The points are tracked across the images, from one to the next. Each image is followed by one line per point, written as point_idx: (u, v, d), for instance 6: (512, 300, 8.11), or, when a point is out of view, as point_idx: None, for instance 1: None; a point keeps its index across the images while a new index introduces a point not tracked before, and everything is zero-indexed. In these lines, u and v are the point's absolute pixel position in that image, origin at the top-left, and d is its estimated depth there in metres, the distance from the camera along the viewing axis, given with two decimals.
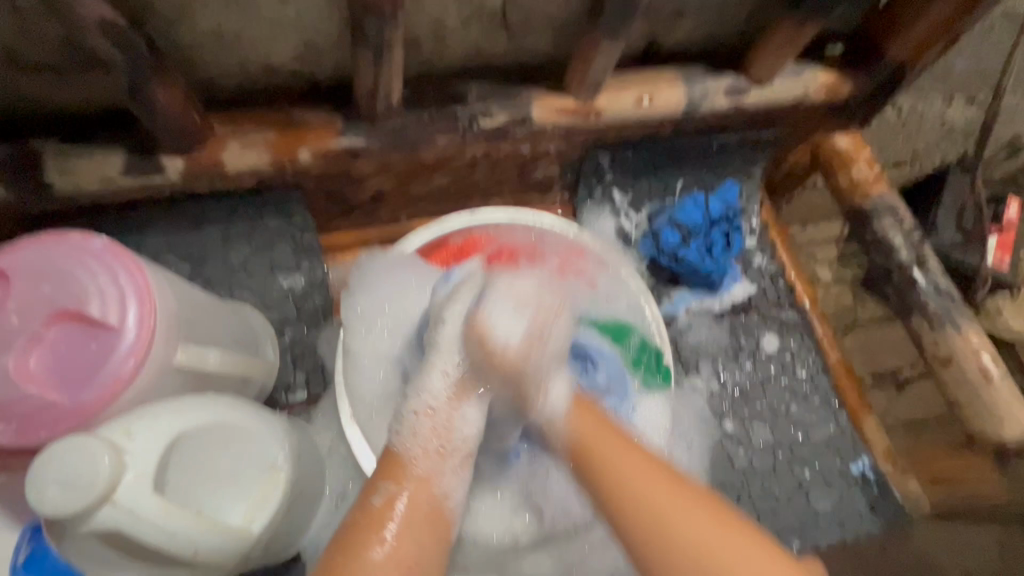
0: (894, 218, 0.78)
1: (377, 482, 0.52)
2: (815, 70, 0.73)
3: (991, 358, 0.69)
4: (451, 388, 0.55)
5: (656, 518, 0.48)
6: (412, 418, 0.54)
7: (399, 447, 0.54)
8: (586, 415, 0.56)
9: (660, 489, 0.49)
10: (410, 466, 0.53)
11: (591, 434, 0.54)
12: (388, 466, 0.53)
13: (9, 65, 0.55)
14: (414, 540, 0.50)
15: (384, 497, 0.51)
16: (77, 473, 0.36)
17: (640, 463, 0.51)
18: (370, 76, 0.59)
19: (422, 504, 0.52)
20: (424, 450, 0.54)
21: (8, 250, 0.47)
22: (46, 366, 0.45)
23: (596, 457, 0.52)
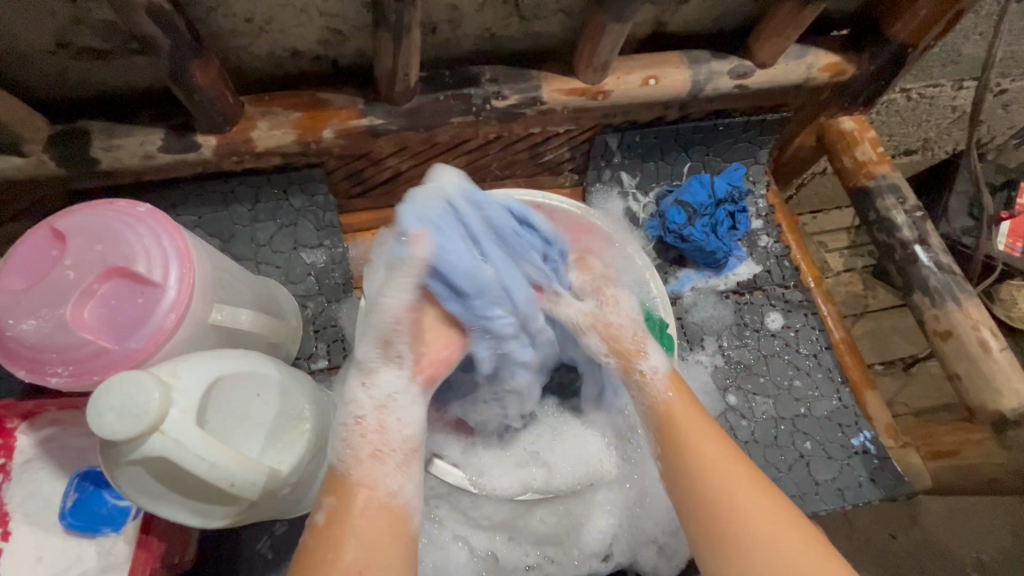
0: (897, 197, 0.80)
1: (319, 497, 0.50)
2: (818, 52, 0.75)
3: (990, 332, 0.71)
4: (382, 355, 0.53)
5: (734, 508, 0.49)
6: (351, 424, 0.52)
7: (345, 461, 0.51)
8: (682, 400, 0.57)
9: (744, 484, 0.51)
10: (348, 478, 0.50)
11: (683, 422, 0.55)
12: (331, 483, 0.50)
13: (60, 51, 0.60)
14: (364, 550, 0.46)
15: (327, 512, 0.48)
16: (132, 403, 0.41)
17: (727, 456, 0.52)
18: (390, 59, 0.63)
19: (360, 512, 0.48)
20: (362, 460, 0.50)
21: (64, 214, 0.52)
22: (98, 317, 0.49)
23: (687, 444, 0.54)
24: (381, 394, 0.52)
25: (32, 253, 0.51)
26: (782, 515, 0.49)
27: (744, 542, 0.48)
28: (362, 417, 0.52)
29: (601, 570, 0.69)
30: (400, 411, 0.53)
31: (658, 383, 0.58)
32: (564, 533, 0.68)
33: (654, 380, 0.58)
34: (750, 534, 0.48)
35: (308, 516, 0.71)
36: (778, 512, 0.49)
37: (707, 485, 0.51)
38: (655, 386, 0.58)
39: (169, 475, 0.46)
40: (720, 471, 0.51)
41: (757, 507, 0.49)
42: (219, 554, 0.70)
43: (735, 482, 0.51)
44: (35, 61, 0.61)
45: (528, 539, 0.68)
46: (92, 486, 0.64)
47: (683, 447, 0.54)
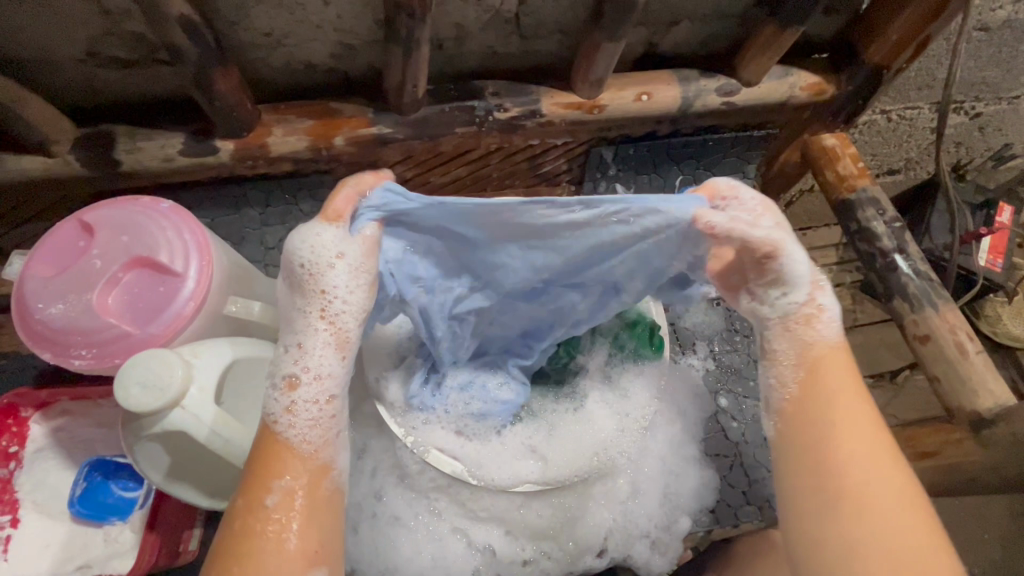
0: (877, 208, 0.84)
1: (262, 479, 0.44)
2: (800, 73, 0.81)
3: (967, 335, 0.76)
4: (331, 344, 0.47)
5: (847, 466, 0.47)
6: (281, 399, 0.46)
7: (287, 436, 0.46)
8: (834, 358, 0.52)
9: (875, 451, 0.48)
10: (303, 457, 0.46)
11: (823, 376, 0.51)
12: (264, 447, 0.46)
13: (92, 60, 0.64)
14: (317, 528, 0.45)
15: (281, 494, 0.44)
16: (155, 377, 0.43)
17: (858, 419, 0.49)
18: (399, 71, 0.67)
19: (319, 496, 0.46)
20: (311, 437, 0.46)
21: (91, 208, 0.55)
22: (121, 303, 0.52)
23: (822, 404, 0.50)
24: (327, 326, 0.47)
25: (60, 242, 0.54)
26: (899, 482, 0.47)
27: (859, 497, 0.46)
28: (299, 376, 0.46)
29: (597, 565, 0.71)
30: (322, 359, 0.47)
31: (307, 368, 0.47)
32: (560, 527, 0.69)
33: (823, 329, 0.52)
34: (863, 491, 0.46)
35: None
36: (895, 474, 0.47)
37: (823, 443, 0.49)
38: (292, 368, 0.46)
39: (183, 452, 0.48)
40: (861, 434, 0.49)
41: (875, 473, 0.47)
42: None
43: (863, 442, 0.48)
44: (66, 68, 0.65)
45: (526, 534, 0.70)
46: (99, 476, 0.65)
47: (817, 405, 0.50)
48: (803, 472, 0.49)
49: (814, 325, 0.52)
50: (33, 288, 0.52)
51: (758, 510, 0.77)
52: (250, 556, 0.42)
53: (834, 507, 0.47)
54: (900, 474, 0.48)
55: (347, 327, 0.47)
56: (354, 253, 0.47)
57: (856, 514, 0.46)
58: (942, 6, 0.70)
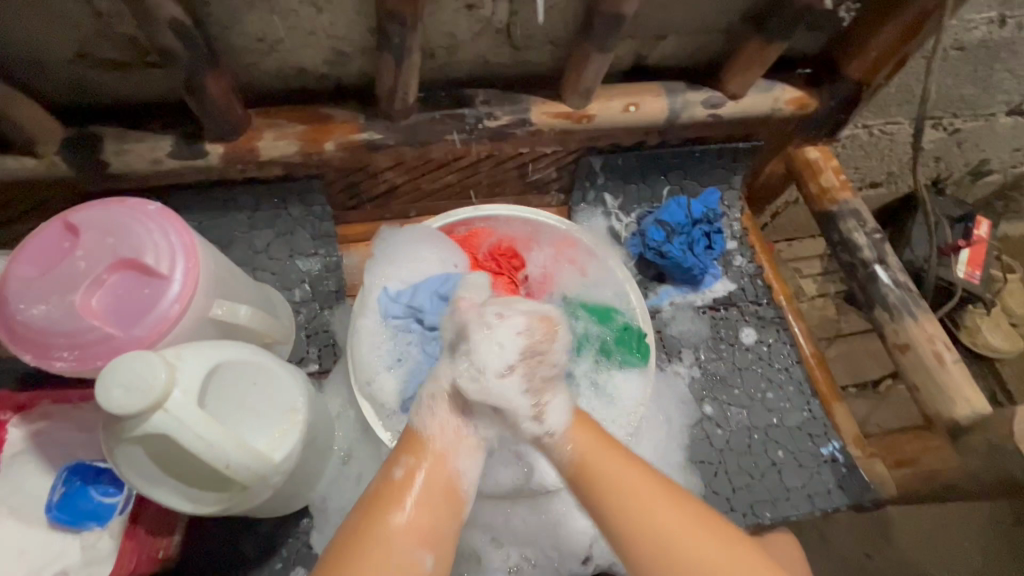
0: (858, 220, 0.86)
1: (398, 458, 0.57)
2: (784, 87, 0.83)
3: (944, 345, 0.78)
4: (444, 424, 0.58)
5: (638, 531, 0.52)
6: (431, 402, 0.59)
7: (421, 427, 0.59)
8: (585, 434, 0.59)
9: (652, 505, 0.53)
10: (429, 441, 0.57)
11: (593, 456, 0.57)
12: (408, 442, 0.58)
13: (81, 61, 0.64)
14: (431, 512, 0.54)
15: (404, 470, 0.55)
16: (138, 380, 0.43)
17: (633, 485, 0.54)
18: (391, 78, 0.68)
19: (438, 478, 0.56)
20: (443, 428, 0.58)
21: (77, 209, 0.55)
22: (105, 305, 0.52)
23: (602, 494, 0.55)
24: (454, 377, 0.60)
25: (45, 243, 0.54)
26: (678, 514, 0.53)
27: (663, 561, 0.51)
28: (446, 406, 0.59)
29: (582, 573, 0.71)
30: (451, 383, 0.60)
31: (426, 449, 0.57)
32: (546, 533, 0.70)
33: (553, 442, 0.58)
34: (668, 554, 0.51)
35: (292, 517, 0.72)
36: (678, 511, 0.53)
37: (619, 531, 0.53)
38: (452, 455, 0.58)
39: (166, 456, 0.48)
40: (624, 497, 0.54)
41: (662, 524, 0.52)
42: (202, 552, 0.70)
43: (639, 503, 0.53)
44: (56, 69, 0.65)
45: (511, 539, 0.70)
46: (79, 481, 0.64)
47: (603, 498, 0.55)
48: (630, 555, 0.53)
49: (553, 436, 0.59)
50: (16, 288, 0.51)
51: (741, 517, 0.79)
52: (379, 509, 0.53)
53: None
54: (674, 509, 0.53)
55: (462, 428, 0.59)
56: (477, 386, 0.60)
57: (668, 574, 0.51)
58: (920, 25, 0.73)
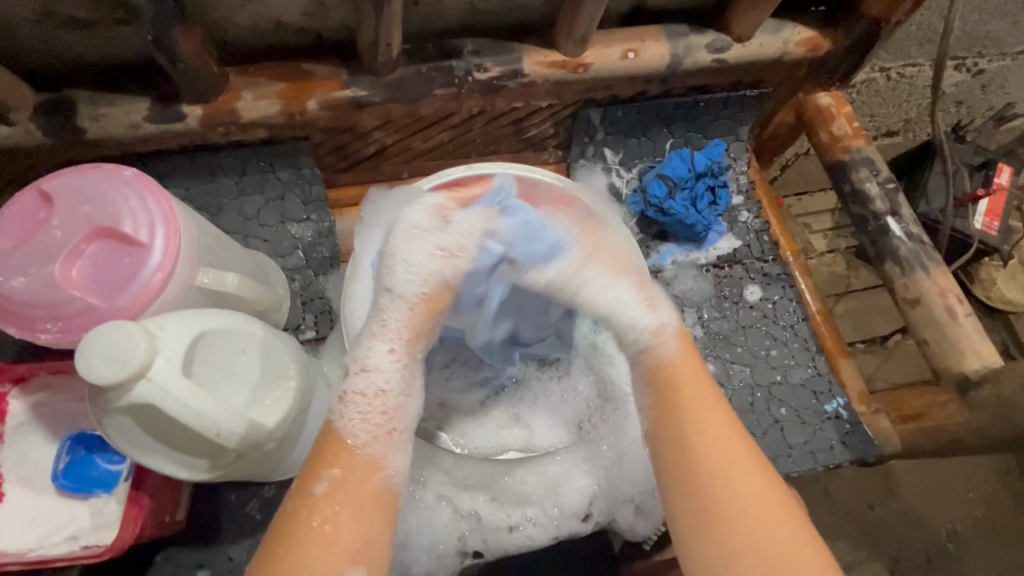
0: (871, 169, 0.82)
1: (319, 468, 0.51)
2: (795, 27, 0.77)
3: (957, 299, 0.75)
4: (394, 369, 0.55)
5: (712, 478, 0.52)
6: (349, 397, 0.53)
7: (345, 429, 0.53)
8: (689, 364, 0.59)
9: (743, 475, 0.52)
10: (355, 452, 0.52)
11: (682, 388, 0.57)
12: (327, 444, 0.52)
13: (46, 20, 0.61)
14: (360, 527, 0.50)
15: (327, 484, 0.50)
16: (118, 350, 0.42)
17: (723, 440, 0.53)
18: (372, 30, 0.64)
19: (363, 491, 0.51)
20: (372, 435, 0.53)
21: (51, 177, 0.53)
22: (86, 276, 0.51)
23: (689, 425, 0.55)
24: (388, 357, 0.55)
25: (20, 213, 0.52)
26: (763, 494, 0.52)
27: (724, 518, 0.51)
28: (375, 391, 0.54)
29: (582, 530, 0.71)
30: (382, 379, 0.54)
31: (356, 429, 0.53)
32: (545, 494, 0.70)
33: (662, 339, 0.59)
34: (728, 514, 0.51)
35: (295, 481, 0.73)
36: (767, 496, 0.52)
37: (696, 464, 0.53)
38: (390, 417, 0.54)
39: (155, 426, 0.47)
40: (719, 451, 0.53)
41: (741, 492, 0.52)
42: (209, 516, 0.71)
43: (734, 468, 0.53)
44: (21, 30, 0.62)
45: (512, 500, 0.70)
46: (83, 450, 0.64)
47: (682, 425, 0.55)
48: (690, 497, 0.53)
49: (657, 337, 0.59)
50: None
51: None
52: (298, 538, 0.49)
53: (705, 527, 0.52)
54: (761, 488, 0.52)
55: (389, 396, 0.54)
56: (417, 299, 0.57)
57: (725, 538, 0.51)
58: None
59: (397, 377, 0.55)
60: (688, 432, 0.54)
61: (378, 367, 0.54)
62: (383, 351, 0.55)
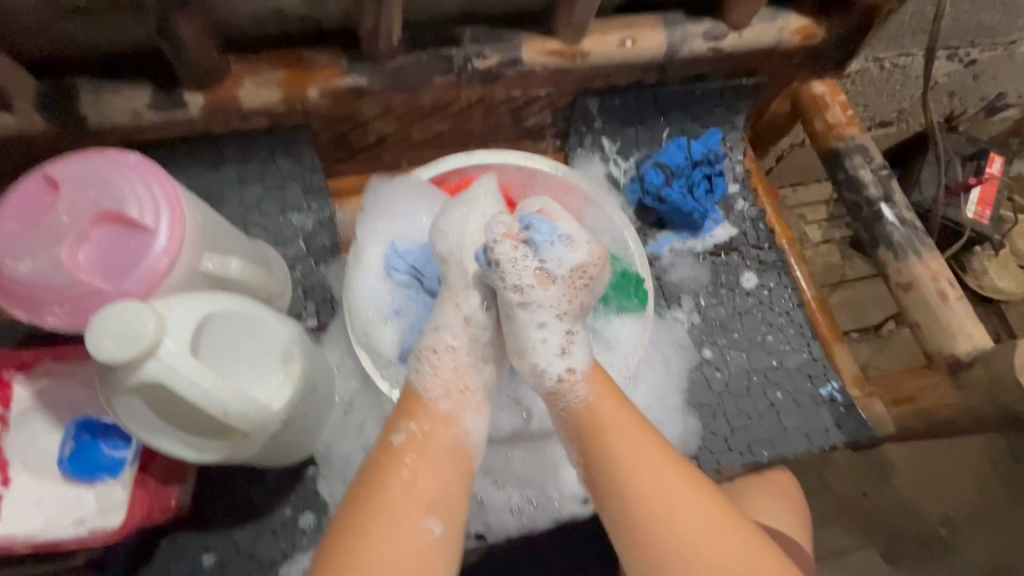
0: (864, 156, 0.84)
1: (398, 423, 0.58)
2: (790, 16, 0.78)
3: (948, 283, 0.76)
4: (462, 328, 0.62)
5: (649, 518, 0.54)
6: (430, 356, 0.61)
7: (421, 387, 0.60)
8: (606, 402, 0.61)
9: (675, 489, 0.55)
10: (431, 406, 0.59)
11: (609, 425, 0.59)
12: (408, 403, 0.60)
13: (47, 8, 0.61)
14: (437, 478, 0.55)
15: (405, 436, 0.57)
16: (128, 329, 0.43)
17: (636, 467, 0.56)
18: (372, 17, 0.64)
19: (441, 443, 0.57)
20: (446, 391, 0.60)
21: (55, 162, 0.53)
22: (92, 260, 0.51)
23: (611, 459, 0.57)
24: (461, 320, 0.63)
25: (25, 197, 0.52)
26: (704, 512, 0.54)
27: (670, 554, 0.53)
28: (451, 348, 0.61)
29: (582, 512, 0.72)
30: (452, 339, 0.62)
31: (430, 387, 0.60)
32: (545, 476, 0.72)
33: (571, 382, 0.62)
34: (671, 552, 0.53)
35: (298, 467, 0.74)
36: (707, 514, 0.54)
37: (635, 515, 0.55)
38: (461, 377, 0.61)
39: (164, 406, 0.48)
40: (649, 482, 0.55)
41: (684, 513, 0.54)
42: (213, 502, 0.72)
43: (666, 489, 0.55)
44: (23, 17, 0.62)
45: (512, 482, 0.71)
46: (88, 436, 0.65)
47: (607, 455, 0.57)
48: (631, 542, 0.55)
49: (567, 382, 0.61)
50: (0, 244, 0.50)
51: (738, 455, 0.80)
52: (375, 487, 0.53)
53: (649, 559, 0.54)
54: (702, 508, 0.54)
55: (459, 352, 0.62)
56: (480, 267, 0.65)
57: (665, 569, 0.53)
58: None
59: (481, 335, 0.63)
60: (616, 464, 0.57)
61: (477, 319, 0.63)
62: (452, 309, 0.63)
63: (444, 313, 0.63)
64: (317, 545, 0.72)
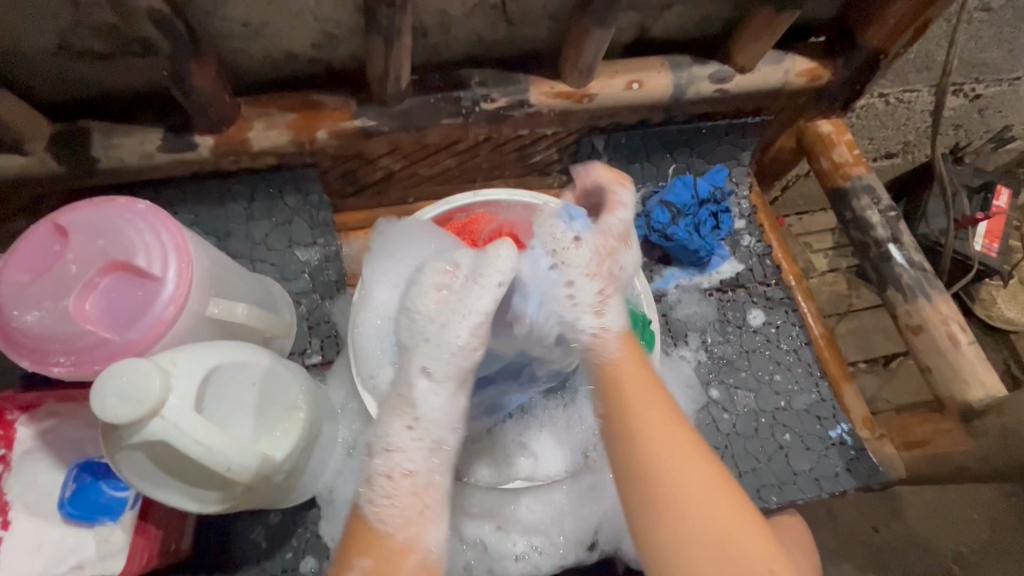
0: (871, 196, 0.83)
1: (349, 560, 0.51)
2: (796, 58, 0.79)
3: (958, 327, 0.76)
4: (422, 443, 0.54)
5: (658, 472, 0.50)
6: (378, 477, 0.53)
7: (373, 517, 0.52)
8: (629, 363, 0.56)
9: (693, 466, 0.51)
10: (387, 539, 0.51)
11: (630, 379, 0.55)
12: (357, 535, 0.52)
13: (63, 53, 0.62)
14: None
15: (362, 574, 0.50)
16: (133, 388, 0.43)
17: (681, 463, 0.50)
18: (382, 62, 0.65)
19: (399, 573, 0.50)
20: (404, 519, 0.52)
21: (66, 210, 0.54)
22: (100, 309, 0.51)
23: (636, 446, 0.52)
24: (410, 427, 0.53)
25: (34, 246, 0.53)
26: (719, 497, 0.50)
27: (677, 514, 0.49)
28: (407, 473, 0.53)
29: (587, 558, 0.71)
30: (407, 461, 0.53)
31: (388, 514, 0.52)
32: (551, 521, 0.71)
33: (604, 339, 0.57)
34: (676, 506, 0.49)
35: (299, 508, 0.73)
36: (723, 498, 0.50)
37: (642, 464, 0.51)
38: (421, 495, 0.53)
39: (166, 461, 0.48)
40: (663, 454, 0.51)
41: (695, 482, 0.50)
42: (213, 543, 0.71)
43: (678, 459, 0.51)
44: (38, 63, 0.63)
45: (516, 528, 0.70)
46: (90, 477, 0.64)
47: (635, 442, 0.52)
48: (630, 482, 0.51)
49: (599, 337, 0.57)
50: (8, 294, 0.51)
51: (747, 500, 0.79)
52: None
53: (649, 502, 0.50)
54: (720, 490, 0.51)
55: (417, 478, 0.53)
56: (449, 299, 0.54)
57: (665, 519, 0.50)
58: None
59: (439, 423, 0.54)
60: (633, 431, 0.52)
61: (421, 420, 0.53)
62: (402, 429, 0.53)
63: (392, 420, 0.54)
64: None
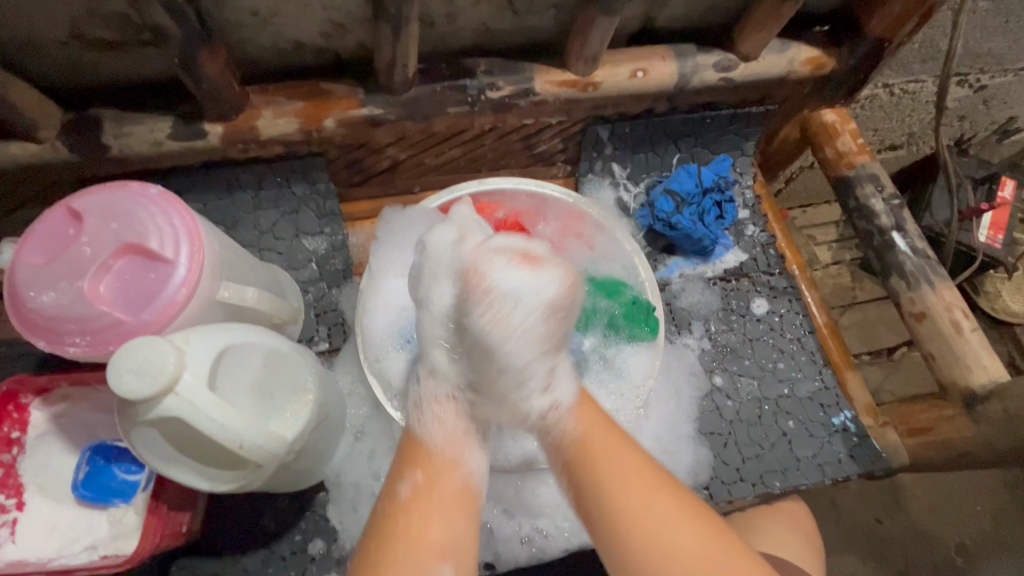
0: (876, 185, 0.84)
1: (402, 472, 0.56)
2: (801, 46, 0.79)
3: (962, 313, 0.76)
4: (451, 361, 0.60)
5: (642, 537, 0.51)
6: (432, 407, 0.60)
7: (422, 432, 0.59)
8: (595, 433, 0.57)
9: (670, 522, 0.52)
10: (433, 455, 0.57)
11: (597, 439, 0.56)
12: (410, 451, 0.58)
13: (74, 42, 0.63)
14: (447, 528, 0.53)
15: (410, 487, 0.55)
16: (149, 365, 0.44)
17: (658, 526, 0.51)
18: (389, 51, 0.65)
19: (447, 487, 0.56)
20: (450, 438, 0.59)
21: (80, 194, 0.55)
22: (114, 291, 0.52)
23: (605, 495, 0.53)
24: (447, 352, 0.60)
25: (49, 230, 0.54)
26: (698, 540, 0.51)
27: (660, 573, 0.50)
28: (452, 398, 0.60)
29: (592, 542, 0.71)
30: (452, 388, 0.60)
31: (439, 433, 0.58)
32: (555, 505, 0.72)
33: (558, 415, 0.58)
34: (661, 566, 0.50)
35: (307, 492, 0.74)
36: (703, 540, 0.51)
37: (627, 539, 0.52)
38: (463, 415, 0.60)
39: (181, 438, 0.49)
40: (639, 509, 0.52)
41: (675, 534, 0.51)
42: (222, 526, 0.72)
43: (654, 519, 0.52)
44: (51, 52, 0.64)
45: (522, 511, 0.72)
46: (102, 460, 0.65)
47: (608, 515, 0.53)
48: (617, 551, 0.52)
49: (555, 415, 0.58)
50: (24, 276, 0.52)
51: (751, 486, 0.80)
52: (390, 540, 0.52)
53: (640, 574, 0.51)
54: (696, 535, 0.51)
55: (462, 402, 0.60)
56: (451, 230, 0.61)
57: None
58: None
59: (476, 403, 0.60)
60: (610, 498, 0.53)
61: (442, 372, 0.60)
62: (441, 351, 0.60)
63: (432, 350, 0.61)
64: (326, 573, 0.72)
